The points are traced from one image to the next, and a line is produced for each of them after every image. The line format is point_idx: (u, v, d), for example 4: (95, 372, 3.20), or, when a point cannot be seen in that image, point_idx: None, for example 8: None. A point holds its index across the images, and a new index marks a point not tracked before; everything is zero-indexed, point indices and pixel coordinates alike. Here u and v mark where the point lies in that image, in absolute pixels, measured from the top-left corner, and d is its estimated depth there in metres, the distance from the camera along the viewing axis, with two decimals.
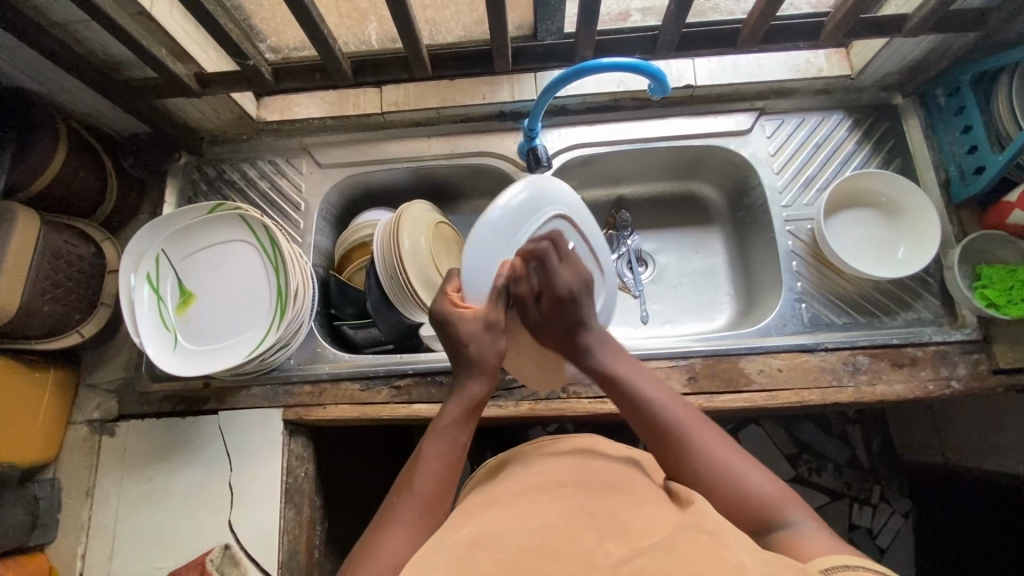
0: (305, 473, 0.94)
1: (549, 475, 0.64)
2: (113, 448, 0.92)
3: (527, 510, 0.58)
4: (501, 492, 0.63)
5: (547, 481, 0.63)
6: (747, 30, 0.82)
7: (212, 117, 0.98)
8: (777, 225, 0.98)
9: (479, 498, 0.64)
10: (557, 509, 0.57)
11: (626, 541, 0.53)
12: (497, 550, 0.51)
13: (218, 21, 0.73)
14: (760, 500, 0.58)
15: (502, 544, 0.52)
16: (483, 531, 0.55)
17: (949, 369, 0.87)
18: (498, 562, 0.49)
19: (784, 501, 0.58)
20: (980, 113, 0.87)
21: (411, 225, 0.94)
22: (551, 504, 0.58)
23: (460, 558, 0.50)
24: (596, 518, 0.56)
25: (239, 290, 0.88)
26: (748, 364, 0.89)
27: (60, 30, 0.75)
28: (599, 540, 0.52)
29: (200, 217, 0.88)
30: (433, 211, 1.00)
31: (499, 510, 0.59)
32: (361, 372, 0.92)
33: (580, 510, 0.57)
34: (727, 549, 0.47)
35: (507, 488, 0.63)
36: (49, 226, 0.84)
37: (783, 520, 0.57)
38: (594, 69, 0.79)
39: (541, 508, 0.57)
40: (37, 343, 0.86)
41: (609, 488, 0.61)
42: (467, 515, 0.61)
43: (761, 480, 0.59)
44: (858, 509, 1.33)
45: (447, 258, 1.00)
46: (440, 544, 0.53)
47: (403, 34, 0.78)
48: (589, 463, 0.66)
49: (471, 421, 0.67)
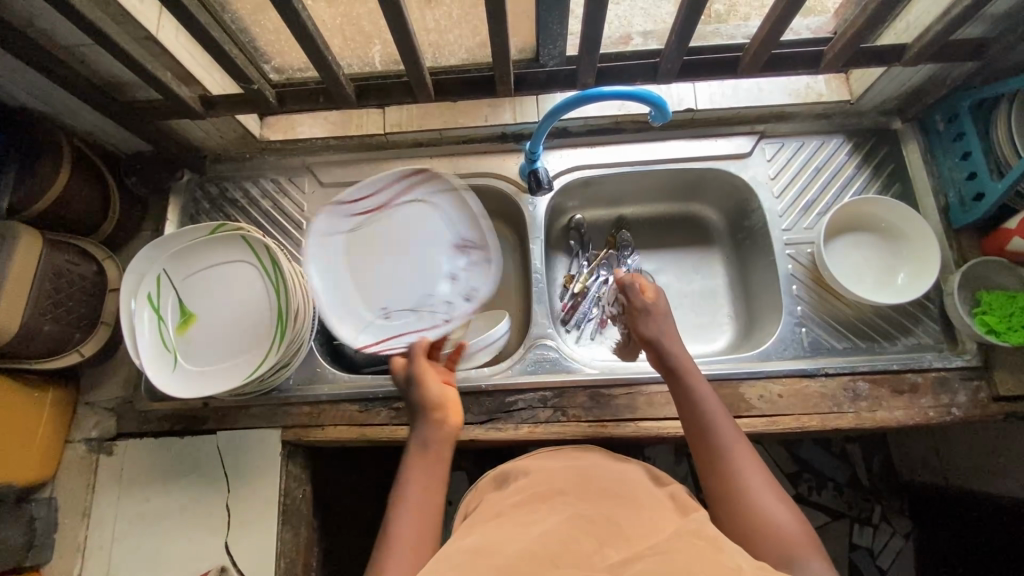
0: (303, 494, 0.93)
1: (551, 484, 0.66)
2: (111, 467, 0.92)
3: (529, 518, 0.60)
4: (504, 503, 0.66)
5: (549, 491, 0.65)
6: (748, 58, 0.82)
7: (216, 136, 0.99)
8: (777, 248, 0.98)
9: (481, 509, 0.67)
10: (558, 515, 0.60)
11: (624, 545, 0.55)
12: (500, 556, 0.53)
13: (222, 47, 0.74)
14: (779, 538, 0.60)
15: (504, 549, 0.55)
16: (488, 538, 0.57)
17: (950, 396, 0.87)
18: (504, 566, 0.52)
19: (806, 546, 0.59)
20: (979, 140, 0.87)
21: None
22: (552, 512, 0.61)
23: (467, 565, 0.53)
24: (595, 524, 0.58)
25: (238, 311, 0.88)
26: (748, 389, 0.88)
27: (66, 53, 0.75)
28: (597, 545, 0.55)
29: (202, 237, 0.88)
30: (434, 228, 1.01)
31: (503, 518, 0.62)
32: (360, 393, 0.92)
33: (579, 515, 0.60)
34: (725, 555, 0.51)
35: (506, 501, 0.66)
36: (50, 245, 0.84)
37: (797, 557, 0.58)
38: (595, 97, 0.80)
39: (542, 515, 0.60)
40: (39, 362, 0.86)
41: (611, 497, 0.64)
42: (471, 527, 0.63)
43: (786, 523, 0.61)
44: (858, 529, 1.32)
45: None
46: (452, 552, 0.57)
47: (407, 61, 0.79)
48: (588, 473, 0.69)
49: (422, 465, 0.73)
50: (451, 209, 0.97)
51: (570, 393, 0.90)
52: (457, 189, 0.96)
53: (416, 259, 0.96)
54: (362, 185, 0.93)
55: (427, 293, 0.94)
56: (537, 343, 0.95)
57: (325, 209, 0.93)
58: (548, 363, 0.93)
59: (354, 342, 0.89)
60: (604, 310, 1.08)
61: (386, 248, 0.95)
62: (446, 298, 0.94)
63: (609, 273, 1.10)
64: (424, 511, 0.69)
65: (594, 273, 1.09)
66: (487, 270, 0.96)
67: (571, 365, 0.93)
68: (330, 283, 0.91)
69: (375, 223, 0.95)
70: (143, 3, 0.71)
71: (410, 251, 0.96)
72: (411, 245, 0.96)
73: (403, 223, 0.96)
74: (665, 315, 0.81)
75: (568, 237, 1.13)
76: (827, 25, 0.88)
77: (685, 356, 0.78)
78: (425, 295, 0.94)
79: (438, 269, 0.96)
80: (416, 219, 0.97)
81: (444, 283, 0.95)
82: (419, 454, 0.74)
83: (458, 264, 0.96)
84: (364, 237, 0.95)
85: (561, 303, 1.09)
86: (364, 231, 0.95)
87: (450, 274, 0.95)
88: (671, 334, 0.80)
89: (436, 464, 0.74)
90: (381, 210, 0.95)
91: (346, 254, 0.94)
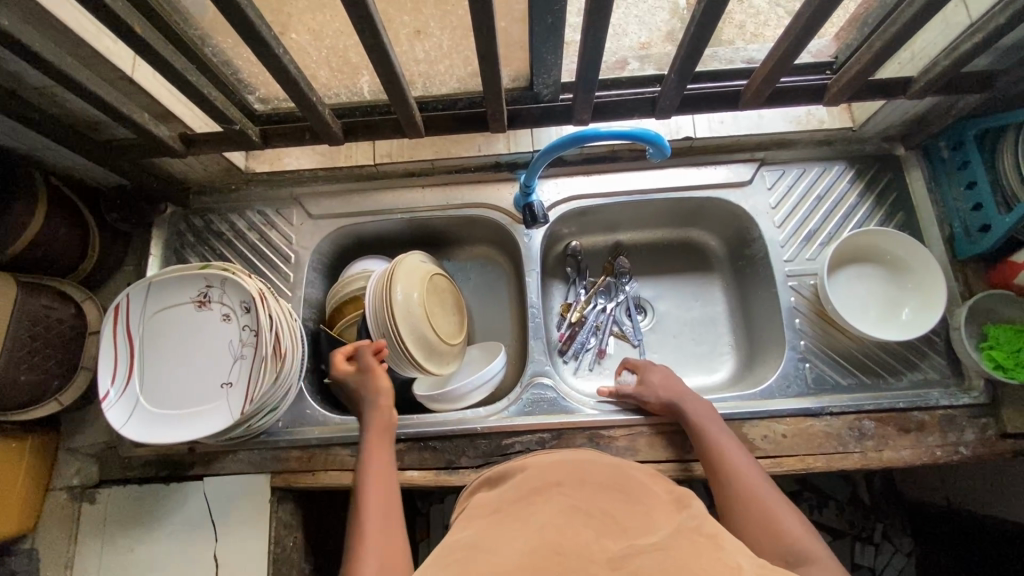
0: (294, 542, 0.91)
1: (546, 475, 0.60)
2: (93, 516, 0.89)
3: (523, 512, 0.54)
4: (497, 499, 0.60)
5: (543, 483, 0.59)
6: (751, 92, 0.80)
7: (199, 169, 0.96)
8: (778, 280, 0.96)
9: (469, 508, 0.61)
10: (554, 507, 0.54)
11: (623, 537, 0.50)
12: (496, 554, 0.48)
13: (200, 89, 0.70)
14: (791, 545, 0.62)
15: (499, 547, 0.49)
16: (480, 535, 0.52)
17: (957, 434, 0.85)
18: (498, 567, 0.46)
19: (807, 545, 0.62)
20: (985, 170, 0.85)
21: (405, 279, 0.90)
22: (547, 503, 0.55)
23: (458, 562, 0.48)
24: (592, 516, 0.53)
25: (197, 357, 0.83)
26: (751, 430, 0.86)
27: (38, 95, 0.72)
28: (594, 536, 0.50)
29: (151, 281, 0.82)
30: (427, 261, 0.96)
31: (495, 514, 0.56)
32: (352, 437, 0.89)
33: (575, 507, 0.54)
34: (725, 552, 0.46)
35: (501, 495, 0.60)
36: (26, 290, 0.81)
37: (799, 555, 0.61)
38: (592, 137, 0.78)
39: (536, 506, 0.54)
40: (16, 413, 0.83)
41: (610, 489, 0.58)
42: (466, 519, 0.58)
43: (806, 539, 0.63)
44: (860, 549, 1.21)
45: (447, 313, 0.97)
46: (441, 552, 0.51)
47: (395, 99, 0.75)
48: (581, 464, 0.62)
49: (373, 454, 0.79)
50: (163, 286, 0.83)
51: (569, 434, 0.88)
52: (151, 280, 0.82)
53: (156, 349, 0.83)
54: (103, 351, 0.81)
55: (233, 340, 0.83)
56: (534, 381, 0.92)
57: (104, 405, 0.79)
58: (546, 403, 0.91)
59: (230, 416, 0.80)
60: (601, 340, 1.05)
61: (168, 362, 0.82)
62: (240, 342, 0.82)
63: (608, 301, 1.08)
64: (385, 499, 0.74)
65: (591, 302, 1.06)
66: (218, 306, 0.83)
67: (570, 405, 0.90)
68: (168, 420, 0.80)
69: (142, 349, 0.82)
70: (118, 45, 0.68)
71: (171, 351, 0.83)
72: (193, 330, 0.83)
73: (147, 331, 0.83)
74: (671, 381, 0.86)
75: (566, 264, 1.10)
76: (828, 48, 0.85)
77: (689, 404, 0.82)
78: (243, 328, 0.82)
79: (204, 330, 0.83)
80: (151, 317, 0.83)
81: (215, 312, 0.83)
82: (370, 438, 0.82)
83: (217, 307, 0.83)
84: (151, 375, 0.82)
85: (558, 333, 1.06)
86: (145, 371, 0.82)
87: (219, 322, 0.83)
88: (678, 390, 0.85)
89: (383, 448, 0.81)
90: (130, 338, 0.82)
91: (162, 371, 0.82)
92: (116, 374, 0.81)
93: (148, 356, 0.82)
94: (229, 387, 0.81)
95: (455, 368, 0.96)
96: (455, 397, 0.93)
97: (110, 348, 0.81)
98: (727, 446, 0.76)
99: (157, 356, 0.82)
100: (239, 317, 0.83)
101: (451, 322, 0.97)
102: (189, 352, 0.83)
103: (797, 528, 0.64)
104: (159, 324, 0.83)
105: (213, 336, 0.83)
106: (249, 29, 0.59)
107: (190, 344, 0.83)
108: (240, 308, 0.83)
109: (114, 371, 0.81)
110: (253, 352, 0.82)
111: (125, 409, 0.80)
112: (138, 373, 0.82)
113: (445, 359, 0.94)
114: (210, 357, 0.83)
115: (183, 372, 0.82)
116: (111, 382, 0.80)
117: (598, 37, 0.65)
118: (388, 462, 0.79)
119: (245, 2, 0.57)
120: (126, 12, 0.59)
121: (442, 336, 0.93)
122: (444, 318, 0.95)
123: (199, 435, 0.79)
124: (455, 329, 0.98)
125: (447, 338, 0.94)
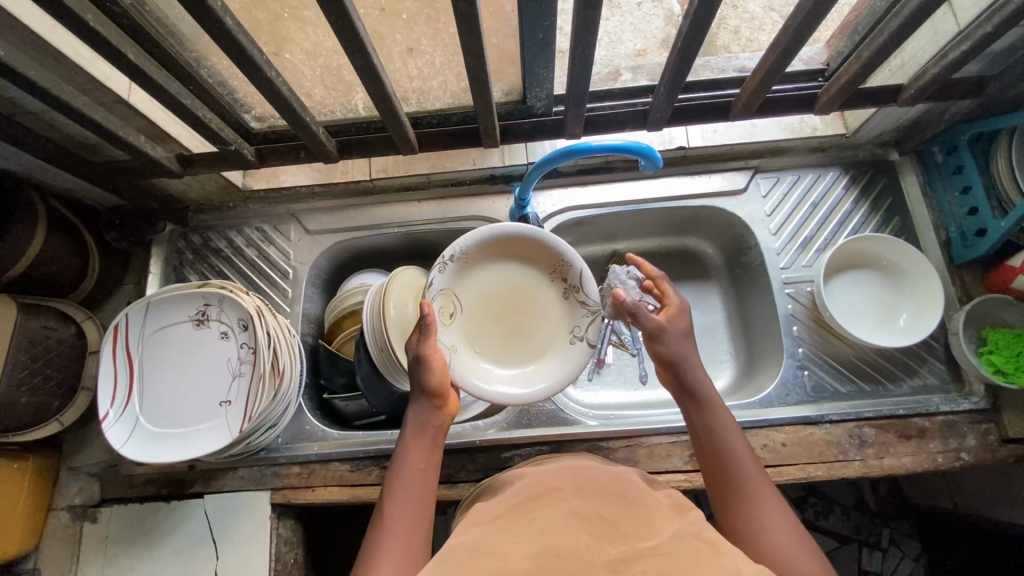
0: (293, 557, 0.92)
1: (546, 482, 0.59)
2: (93, 535, 0.89)
3: (523, 518, 0.53)
4: (496, 505, 0.58)
5: (543, 489, 0.58)
6: (742, 102, 0.80)
7: (198, 188, 0.97)
8: (776, 288, 0.96)
9: (469, 514, 0.59)
10: (555, 512, 0.53)
11: (622, 543, 0.49)
12: (498, 559, 0.47)
13: (195, 112, 0.71)
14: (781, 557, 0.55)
15: (501, 552, 0.48)
16: (480, 539, 0.51)
17: (958, 441, 0.85)
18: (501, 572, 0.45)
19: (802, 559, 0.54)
20: (980, 174, 0.85)
21: (537, 250, 0.82)
22: (549, 509, 0.54)
23: (457, 565, 0.47)
24: (591, 522, 0.51)
25: (195, 376, 0.83)
26: (752, 439, 0.86)
27: (35, 119, 0.73)
28: (595, 541, 0.49)
29: (150, 299, 0.83)
30: (451, 253, 0.80)
31: (496, 520, 0.55)
32: (351, 452, 0.89)
33: (574, 513, 0.52)
34: (727, 558, 0.45)
35: (501, 502, 0.59)
36: (28, 312, 0.82)
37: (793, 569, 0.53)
38: (584, 151, 0.79)
39: (537, 512, 0.53)
40: (17, 434, 0.84)
41: (610, 494, 0.56)
42: (474, 517, 0.57)
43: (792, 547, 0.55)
44: (868, 555, 1.17)
45: (471, 284, 0.83)
46: (439, 554, 0.50)
47: (388, 119, 0.76)
48: (582, 471, 0.61)
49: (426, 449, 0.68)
50: (161, 305, 0.84)
51: (568, 446, 0.88)
52: (150, 298, 0.83)
53: (155, 367, 0.83)
54: (102, 370, 0.81)
55: (230, 357, 0.83)
56: None
57: (104, 425, 0.79)
58: (544, 415, 0.91)
59: (228, 434, 0.80)
60: (600, 350, 1.04)
61: (168, 379, 0.83)
62: (237, 360, 0.83)
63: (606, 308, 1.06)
64: (416, 513, 0.61)
65: None
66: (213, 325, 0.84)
67: (570, 417, 0.91)
68: (168, 439, 0.80)
69: (139, 367, 0.83)
70: (112, 70, 0.70)
71: (168, 370, 0.83)
72: (190, 349, 0.84)
73: (145, 349, 0.83)
74: (681, 333, 0.72)
75: None
76: (818, 56, 0.86)
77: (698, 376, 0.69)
78: (240, 345, 0.83)
79: (201, 347, 0.84)
80: (151, 337, 0.83)
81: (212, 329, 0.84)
82: (412, 434, 0.68)
83: (213, 326, 0.84)
84: (149, 394, 0.82)
85: None
86: (142, 389, 0.82)
87: (217, 339, 0.84)
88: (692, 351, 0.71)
89: (425, 449, 0.67)
90: (130, 357, 0.83)
91: (161, 389, 0.82)
92: (115, 391, 0.81)
93: (145, 374, 0.83)
94: (228, 404, 0.81)
95: (497, 351, 0.84)
96: (571, 360, 0.83)
97: (108, 369, 0.81)
98: (725, 431, 0.65)
99: (154, 375, 0.83)
100: (236, 334, 0.83)
101: (473, 297, 0.84)
102: (188, 371, 0.83)
103: (792, 546, 0.55)
104: (158, 343, 0.84)
105: (211, 352, 0.83)
106: (241, 54, 0.60)
107: (189, 362, 0.84)
108: (238, 325, 0.83)
109: (111, 392, 0.81)
110: (252, 370, 0.82)
111: (124, 429, 0.80)
112: (138, 391, 0.82)
113: (532, 320, 0.85)
114: (208, 374, 0.83)
115: (181, 391, 0.82)
116: (106, 402, 0.80)
117: (587, 52, 0.66)
118: (423, 473, 0.66)
119: (236, 27, 0.57)
120: (119, 40, 0.60)
121: (553, 293, 0.85)
122: (503, 279, 0.84)
123: (197, 454, 0.79)
124: (458, 310, 0.83)
125: (512, 312, 0.85)
